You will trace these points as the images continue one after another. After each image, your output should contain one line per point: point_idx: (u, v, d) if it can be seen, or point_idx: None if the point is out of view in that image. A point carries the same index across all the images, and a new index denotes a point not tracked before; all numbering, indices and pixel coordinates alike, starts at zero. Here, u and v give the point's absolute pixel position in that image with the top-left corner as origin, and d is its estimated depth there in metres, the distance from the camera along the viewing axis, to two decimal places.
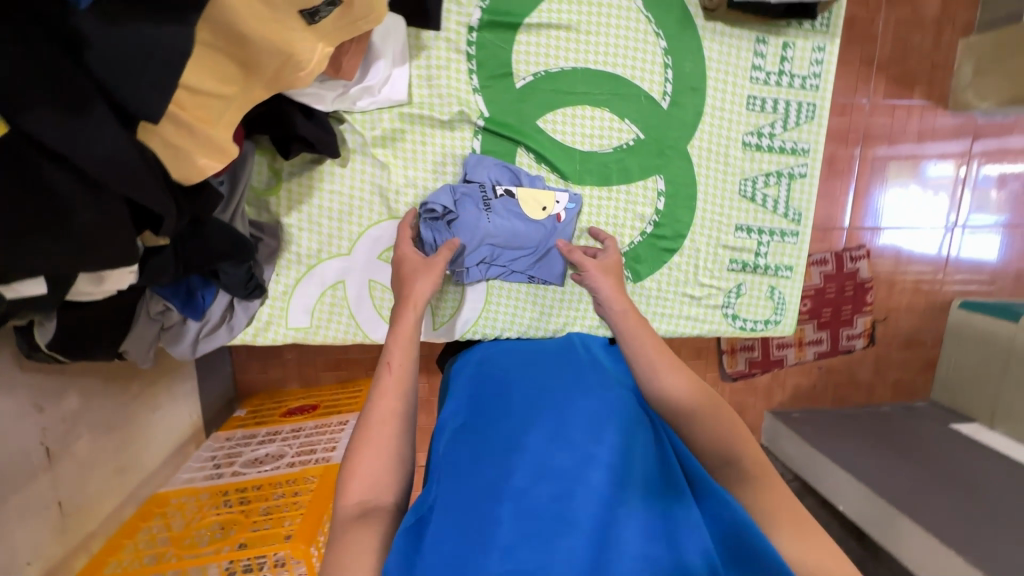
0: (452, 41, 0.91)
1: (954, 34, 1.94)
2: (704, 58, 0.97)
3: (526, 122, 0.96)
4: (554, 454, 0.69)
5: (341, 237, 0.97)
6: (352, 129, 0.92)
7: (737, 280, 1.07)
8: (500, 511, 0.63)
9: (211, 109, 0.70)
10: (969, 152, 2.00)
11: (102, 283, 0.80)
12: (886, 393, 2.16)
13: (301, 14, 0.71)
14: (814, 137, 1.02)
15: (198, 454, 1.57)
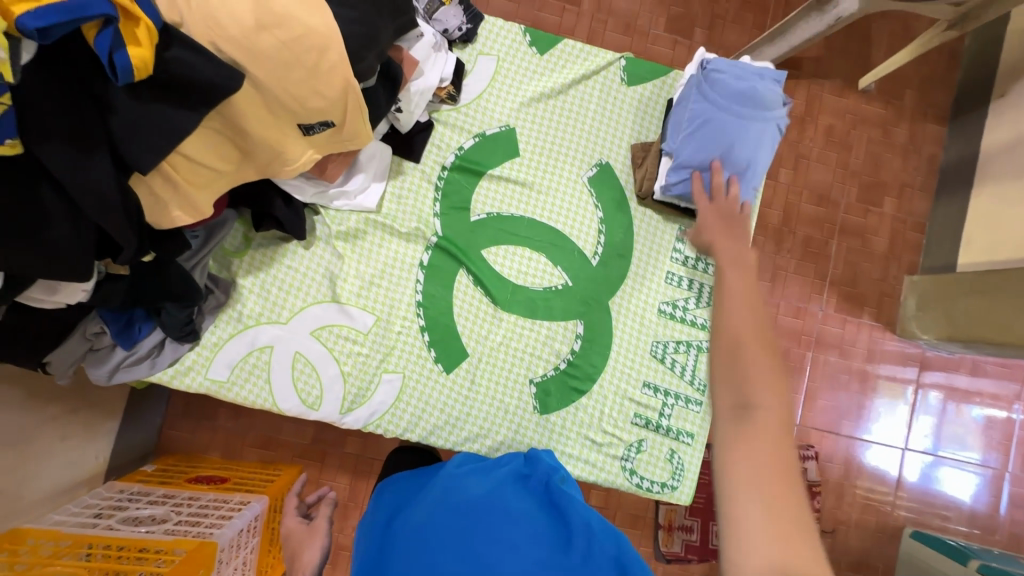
0: (426, 172, 1.11)
1: (900, 270, 2.16)
2: (634, 233, 1.14)
3: (472, 249, 1.11)
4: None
5: (284, 307, 1.07)
6: (323, 221, 1.08)
7: (639, 435, 1.11)
8: None
9: (201, 176, 0.85)
10: (920, 380, 2.07)
11: (55, 293, 0.88)
12: None
13: (297, 126, 0.89)
14: None
15: (85, 498, 1.47)
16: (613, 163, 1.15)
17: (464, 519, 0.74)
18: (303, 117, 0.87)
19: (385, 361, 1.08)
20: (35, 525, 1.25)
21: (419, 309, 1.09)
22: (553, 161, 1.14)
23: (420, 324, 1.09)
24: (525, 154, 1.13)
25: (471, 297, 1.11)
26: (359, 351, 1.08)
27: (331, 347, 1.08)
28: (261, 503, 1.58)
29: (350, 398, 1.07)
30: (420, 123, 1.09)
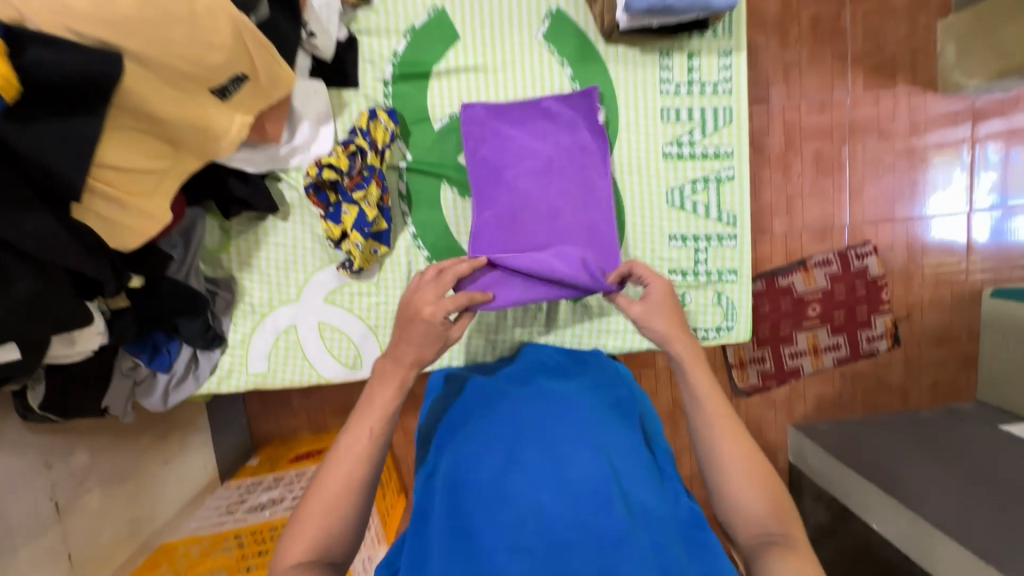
0: (370, 95, 1.01)
1: (929, 17, 1.88)
2: (611, 80, 1.01)
3: (448, 161, 1.03)
4: (504, 481, 0.66)
5: (290, 285, 1.05)
6: (289, 185, 1.02)
7: (680, 291, 1.06)
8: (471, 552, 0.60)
9: (144, 182, 0.80)
10: (974, 133, 1.96)
11: (75, 345, 0.91)
12: (924, 395, 2.13)
13: (212, 92, 0.80)
14: (736, 139, 1.03)
15: (210, 502, 1.66)
16: (566, 7, 0.99)
17: (547, 409, 0.76)
18: (213, 79, 0.78)
19: None
20: (178, 536, 1.48)
21: (417, 240, 1.04)
22: (500, 29, 0.99)
23: (426, 254, 1.05)
24: (466, 34, 0.99)
25: (463, 209, 1.04)
26: (378, 301, 1.06)
27: (350, 307, 1.06)
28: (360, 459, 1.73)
29: (388, 347, 1.07)
30: (341, 41, 0.97)
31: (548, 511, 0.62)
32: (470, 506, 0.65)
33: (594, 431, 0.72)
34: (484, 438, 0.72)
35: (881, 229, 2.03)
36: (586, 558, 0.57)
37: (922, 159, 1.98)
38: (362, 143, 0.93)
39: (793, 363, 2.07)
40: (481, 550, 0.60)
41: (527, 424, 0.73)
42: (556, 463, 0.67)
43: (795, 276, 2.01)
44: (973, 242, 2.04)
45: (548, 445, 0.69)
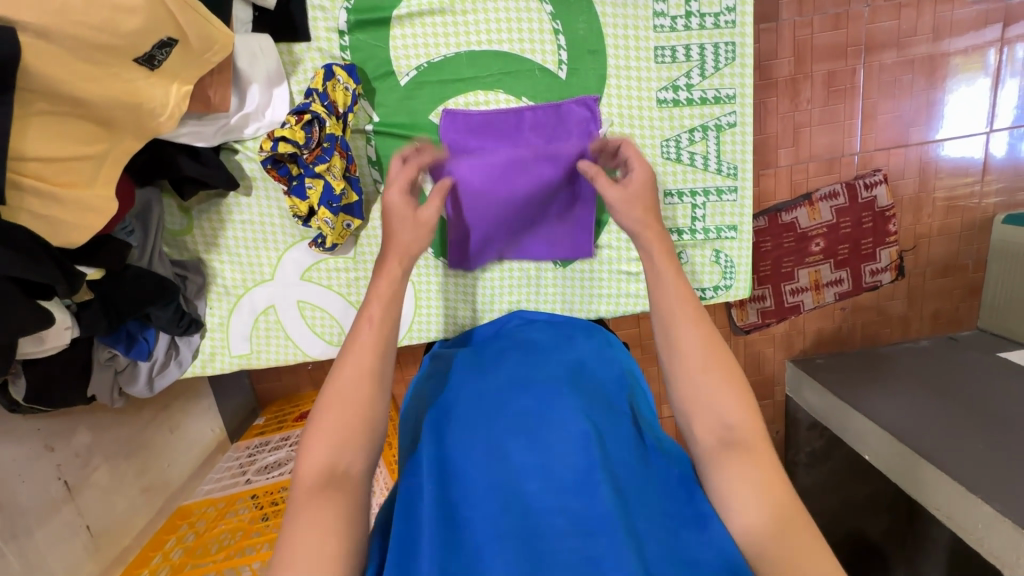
0: (324, 49, 0.89)
1: None
2: (598, 16, 0.88)
3: (418, 120, 0.93)
4: (484, 466, 0.64)
5: (262, 265, 1.00)
6: (247, 157, 0.93)
7: (676, 250, 1.00)
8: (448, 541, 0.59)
9: (78, 171, 0.72)
10: (1003, 38, 1.79)
11: (45, 341, 0.87)
12: (925, 325, 2.11)
13: (137, 61, 0.71)
14: (739, 80, 0.92)
15: (221, 464, 1.71)
16: None
17: (529, 386, 0.73)
18: (135, 47, 0.69)
19: (388, 276, 1.01)
20: (193, 499, 1.54)
21: (390, 209, 0.97)
22: None
23: None
24: None
25: None
26: (356, 277, 1.01)
27: (328, 284, 1.01)
28: None
29: None
30: None
31: (531, 499, 0.61)
32: (451, 490, 0.64)
33: (580, 412, 0.69)
34: (465, 421, 0.70)
35: (893, 156, 1.91)
36: (569, 549, 0.56)
37: (942, 75, 1.82)
38: (319, 111, 0.83)
39: (794, 301, 2.03)
40: (464, 539, 0.59)
41: (505, 405, 0.70)
42: (537, 446, 0.65)
43: (799, 211, 1.93)
44: (988, 158, 1.92)
45: (532, 429, 0.67)
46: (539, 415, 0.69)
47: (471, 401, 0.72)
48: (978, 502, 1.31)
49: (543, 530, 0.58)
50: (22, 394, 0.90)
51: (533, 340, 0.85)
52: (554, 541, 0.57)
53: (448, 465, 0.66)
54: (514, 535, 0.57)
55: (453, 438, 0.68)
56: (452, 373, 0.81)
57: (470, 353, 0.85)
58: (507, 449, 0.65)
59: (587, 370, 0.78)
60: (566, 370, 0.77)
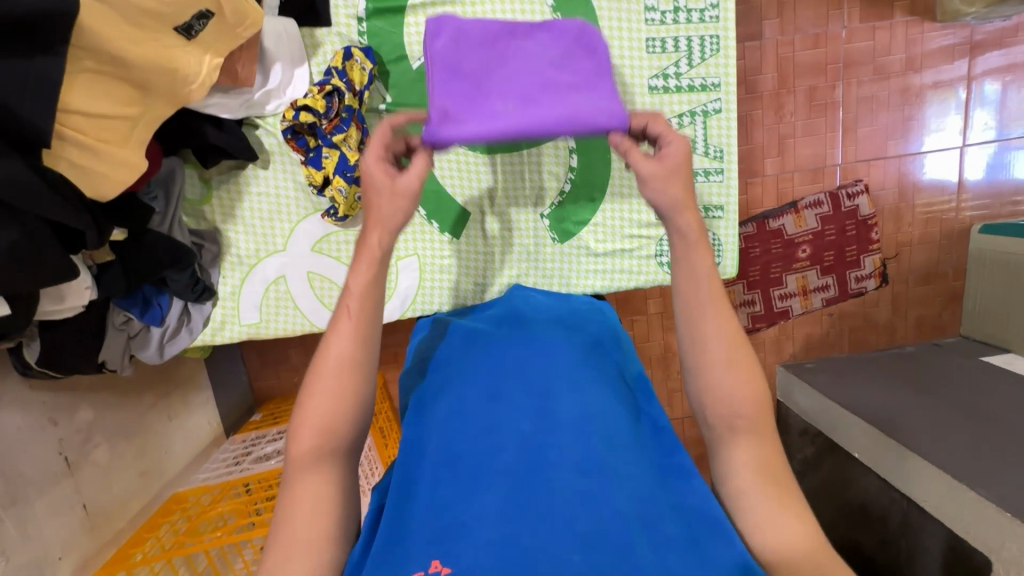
0: (344, 33, 0.97)
1: None
2: (596, 10, 0.97)
3: (428, 101, 1.00)
4: (485, 413, 0.66)
5: (276, 236, 1.05)
6: (267, 132, 1.00)
7: (667, 228, 1.06)
8: (445, 477, 0.60)
9: (115, 129, 0.78)
10: (971, 64, 1.92)
11: (65, 300, 0.90)
12: (910, 332, 2.18)
13: (177, 31, 0.78)
14: (723, 70, 1.00)
15: (216, 455, 1.71)
16: None
17: (529, 348, 0.76)
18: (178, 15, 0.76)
19: (395, 248, 1.06)
20: (189, 486, 1.53)
21: None
22: None
23: None
24: None
25: (446, 152, 1.02)
26: None
27: (338, 255, 1.06)
28: None
29: None
30: None
31: (530, 439, 0.62)
32: (449, 433, 0.65)
33: (573, 370, 0.72)
34: (468, 380, 0.73)
35: (873, 168, 2.01)
36: (566, 482, 0.56)
37: (917, 92, 1.94)
38: (339, 84, 0.90)
39: (782, 305, 2.10)
40: (465, 473, 0.59)
41: (506, 364, 0.74)
42: (537, 396, 0.67)
43: (786, 217, 2.01)
44: (964, 181, 2.03)
45: (532, 384, 0.69)
46: (539, 371, 0.72)
47: (474, 362, 0.76)
48: (967, 490, 1.34)
49: (545, 463, 0.59)
50: (37, 354, 0.93)
51: (532, 312, 0.89)
52: (553, 474, 0.57)
53: (451, 412, 0.68)
54: (514, 471, 0.58)
55: (456, 394, 0.71)
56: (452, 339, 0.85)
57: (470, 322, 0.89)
58: (507, 400, 0.67)
59: (579, 337, 0.82)
60: (563, 336, 0.81)
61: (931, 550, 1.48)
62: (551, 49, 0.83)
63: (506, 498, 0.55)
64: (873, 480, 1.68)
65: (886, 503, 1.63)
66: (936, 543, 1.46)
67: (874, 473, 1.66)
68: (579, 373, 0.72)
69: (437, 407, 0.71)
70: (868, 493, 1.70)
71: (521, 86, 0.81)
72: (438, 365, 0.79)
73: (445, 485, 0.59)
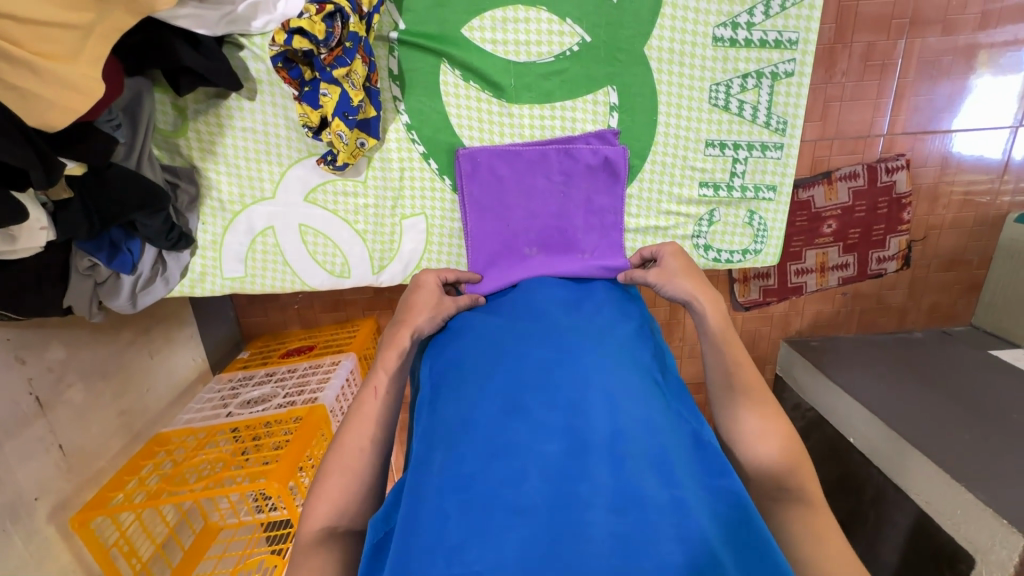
0: None
1: None
2: None
3: (449, 32, 0.83)
4: (503, 429, 0.58)
5: (263, 181, 0.91)
6: (253, 55, 0.83)
7: (708, 207, 0.94)
8: (459, 507, 0.52)
9: (58, 41, 0.63)
10: None
11: (15, 244, 0.74)
12: (921, 318, 2.10)
13: None
14: (804, 23, 0.84)
15: (201, 395, 1.65)
16: None
17: (552, 349, 0.68)
18: None
19: (400, 206, 0.93)
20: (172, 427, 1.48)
21: (411, 132, 0.88)
22: None
23: (422, 151, 0.90)
24: None
25: (467, 97, 0.87)
26: (366, 204, 0.93)
27: (334, 209, 0.93)
28: (352, 360, 1.69)
29: (378, 256, 0.96)
30: None
31: (556, 465, 0.54)
32: (463, 452, 0.57)
33: (603, 375, 0.64)
34: (485, 383, 0.64)
35: (919, 143, 1.84)
36: (599, 520, 0.49)
37: (984, 57, 1.73)
38: (343, 4, 0.73)
39: (797, 281, 2.00)
40: (481, 505, 0.52)
41: (526, 368, 0.65)
42: (563, 411, 0.59)
43: (816, 189, 1.88)
44: (1010, 160, 1.88)
45: (557, 393, 0.61)
46: (564, 378, 0.63)
47: (490, 362, 0.67)
48: (964, 491, 1.31)
49: (572, 498, 0.51)
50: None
51: (554, 300, 0.79)
52: (583, 509, 0.50)
53: (463, 424, 0.60)
54: (537, 506, 0.51)
55: (469, 399, 0.63)
56: (465, 331, 0.76)
57: (485, 310, 0.80)
58: (528, 413, 0.59)
59: (608, 333, 0.73)
60: (590, 331, 0.72)
61: (914, 541, 1.49)
62: (583, 178, 0.89)
63: (531, 539, 0.48)
64: (864, 466, 1.67)
65: (875, 490, 1.62)
66: (921, 535, 1.46)
67: (868, 460, 1.65)
68: (610, 380, 0.63)
69: (448, 416, 0.63)
70: (857, 477, 1.70)
71: (538, 230, 0.88)
72: (449, 363, 0.71)
73: (457, 517, 0.51)
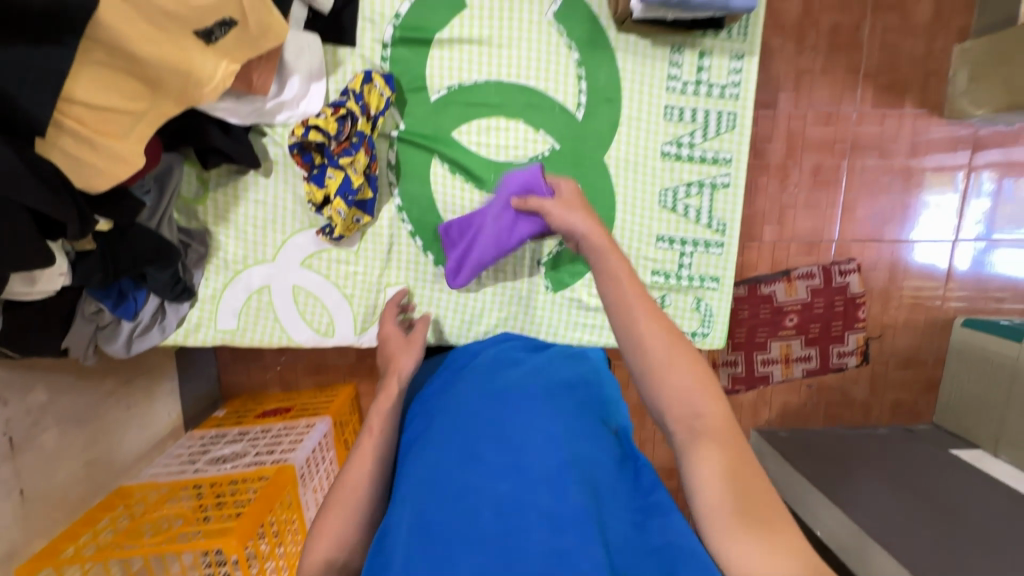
0: (366, 56, 0.96)
1: (946, 40, 1.82)
2: (619, 72, 0.98)
3: (442, 134, 0.99)
4: (460, 475, 0.64)
5: (266, 245, 1.02)
6: (274, 141, 0.98)
7: (660, 292, 1.05)
8: (423, 549, 0.57)
9: (117, 123, 0.76)
10: (971, 163, 1.95)
11: (33, 284, 0.82)
12: (884, 413, 2.18)
13: (196, 34, 0.76)
14: (736, 146, 1.01)
15: (170, 450, 1.65)
16: None
17: (503, 398, 0.75)
18: (199, 22, 0.75)
19: (386, 275, 1.04)
20: (136, 481, 1.47)
21: (401, 212, 1.02)
22: (510, 4, 0.95)
23: (409, 229, 1.02)
24: (472, 3, 0.95)
25: (452, 186, 1.01)
26: (355, 272, 1.04)
27: (327, 273, 1.04)
28: (326, 423, 1.72)
29: (361, 318, 1.06)
30: None
31: (508, 499, 0.60)
32: (427, 499, 0.62)
33: (549, 417, 0.71)
34: (444, 438, 0.70)
35: (867, 249, 2.03)
36: (545, 544, 0.54)
37: (918, 178, 1.96)
38: (354, 108, 0.89)
39: (765, 370, 2.09)
40: (443, 547, 0.56)
41: (481, 417, 0.72)
42: (512, 452, 0.65)
43: (777, 285, 2.02)
44: (953, 270, 2.05)
45: (508, 437, 0.67)
46: (514, 422, 0.70)
47: (450, 416, 0.75)
48: None
49: (521, 528, 0.56)
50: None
51: (509, 360, 0.88)
52: (532, 536, 0.55)
53: (425, 476, 0.66)
54: (491, 537, 0.56)
55: (430, 452, 0.69)
56: (431, 396, 0.84)
57: (450, 373, 0.88)
58: (482, 457, 0.65)
59: (555, 384, 0.81)
60: (539, 384, 0.80)
61: None
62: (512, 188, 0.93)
63: (485, 568, 0.53)
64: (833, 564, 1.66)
65: None
66: None
67: (836, 558, 1.63)
68: (555, 422, 0.71)
69: (413, 473, 0.68)
70: None
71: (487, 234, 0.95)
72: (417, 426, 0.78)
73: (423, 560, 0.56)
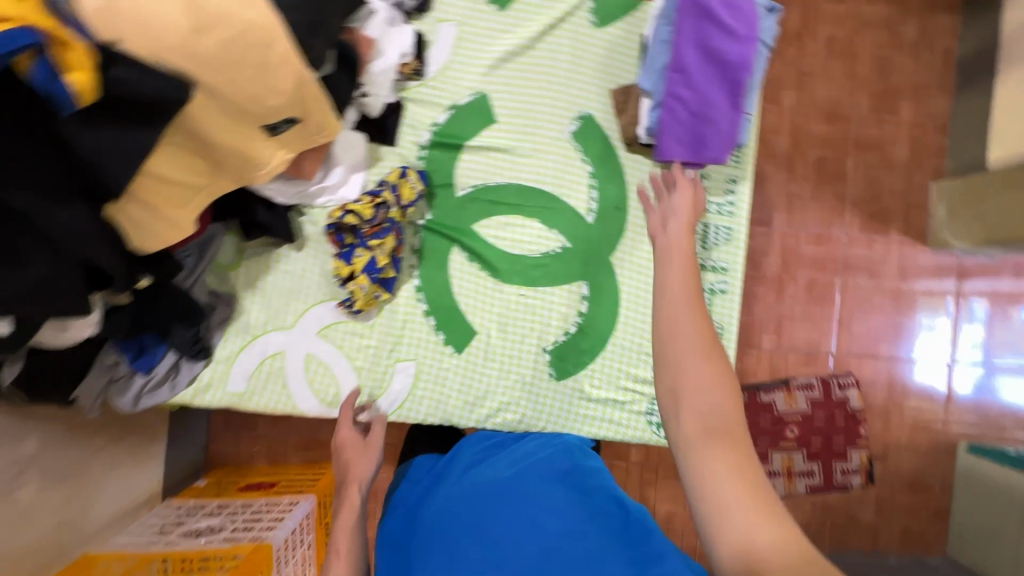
0: (404, 155, 1.09)
1: (924, 177, 1.99)
2: (627, 185, 1.10)
3: (464, 226, 1.09)
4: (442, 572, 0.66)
5: (288, 313, 1.08)
6: (311, 220, 1.07)
7: (661, 389, 1.08)
8: None
9: (177, 193, 0.85)
10: (958, 289, 2.04)
11: (63, 331, 0.87)
12: (894, 542, 2.06)
13: (262, 127, 0.86)
14: (732, 257, 1.10)
15: (145, 519, 1.57)
16: (596, 113, 1.10)
17: (479, 488, 0.78)
18: (267, 117, 0.85)
19: (397, 351, 1.08)
20: (103, 550, 1.38)
21: (418, 293, 1.08)
22: (534, 123, 1.09)
23: (424, 309, 1.08)
24: (502, 119, 1.09)
25: (469, 273, 1.09)
26: (368, 345, 1.08)
27: (341, 344, 1.08)
28: (310, 502, 1.65)
29: (367, 392, 1.08)
30: (389, 104, 1.07)
31: None
32: None
33: (522, 499, 0.73)
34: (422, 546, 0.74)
35: (864, 364, 2.06)
36: None
37: (909, 299, 2.05)
38: (388, 198, 1.01)
39: None
40: None
41: (458, 510, 0.75)
42: (488, 542, 0.67)
43: (777, 393, 2.01)
44: (952, 394, 2.05)
45: (482, 526, 0.70)
46: (489, 511, 0.72)
47: (431, 513, 0.78)
48: None
49: None
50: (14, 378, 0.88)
51: (488, 455, 0.92)
52: None
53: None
54: None
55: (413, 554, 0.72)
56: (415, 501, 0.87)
57: (433, 476, 0.92)
58: (460, 551, 0.68)
59: (531, 467, 0.83)
60: (513, 470, 0.83)
61: None
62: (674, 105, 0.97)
63: None
64: None
65: None
66: None
67: None
68: (527, 503, 0.73)
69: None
70: None
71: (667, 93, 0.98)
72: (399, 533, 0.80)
73: None
